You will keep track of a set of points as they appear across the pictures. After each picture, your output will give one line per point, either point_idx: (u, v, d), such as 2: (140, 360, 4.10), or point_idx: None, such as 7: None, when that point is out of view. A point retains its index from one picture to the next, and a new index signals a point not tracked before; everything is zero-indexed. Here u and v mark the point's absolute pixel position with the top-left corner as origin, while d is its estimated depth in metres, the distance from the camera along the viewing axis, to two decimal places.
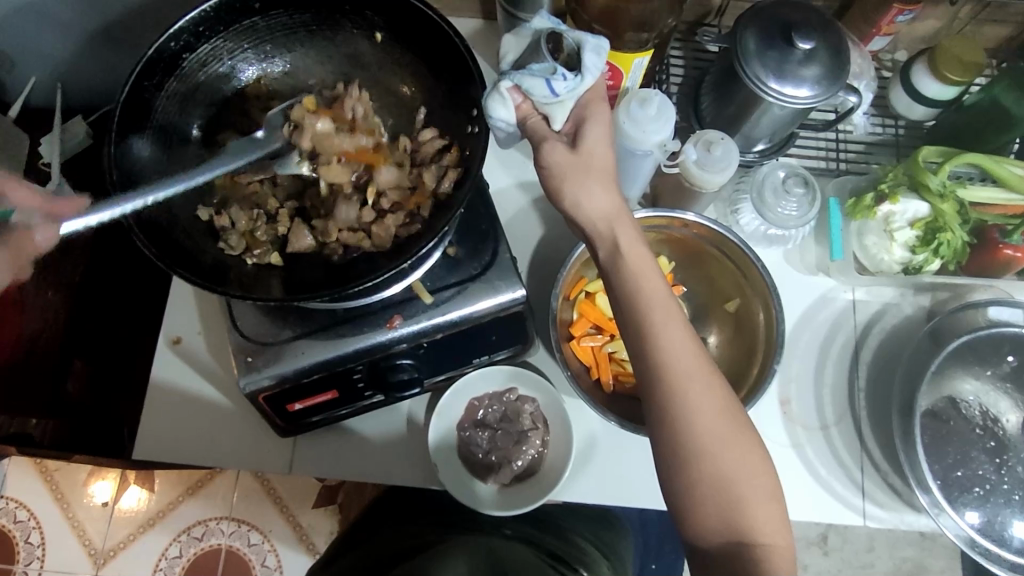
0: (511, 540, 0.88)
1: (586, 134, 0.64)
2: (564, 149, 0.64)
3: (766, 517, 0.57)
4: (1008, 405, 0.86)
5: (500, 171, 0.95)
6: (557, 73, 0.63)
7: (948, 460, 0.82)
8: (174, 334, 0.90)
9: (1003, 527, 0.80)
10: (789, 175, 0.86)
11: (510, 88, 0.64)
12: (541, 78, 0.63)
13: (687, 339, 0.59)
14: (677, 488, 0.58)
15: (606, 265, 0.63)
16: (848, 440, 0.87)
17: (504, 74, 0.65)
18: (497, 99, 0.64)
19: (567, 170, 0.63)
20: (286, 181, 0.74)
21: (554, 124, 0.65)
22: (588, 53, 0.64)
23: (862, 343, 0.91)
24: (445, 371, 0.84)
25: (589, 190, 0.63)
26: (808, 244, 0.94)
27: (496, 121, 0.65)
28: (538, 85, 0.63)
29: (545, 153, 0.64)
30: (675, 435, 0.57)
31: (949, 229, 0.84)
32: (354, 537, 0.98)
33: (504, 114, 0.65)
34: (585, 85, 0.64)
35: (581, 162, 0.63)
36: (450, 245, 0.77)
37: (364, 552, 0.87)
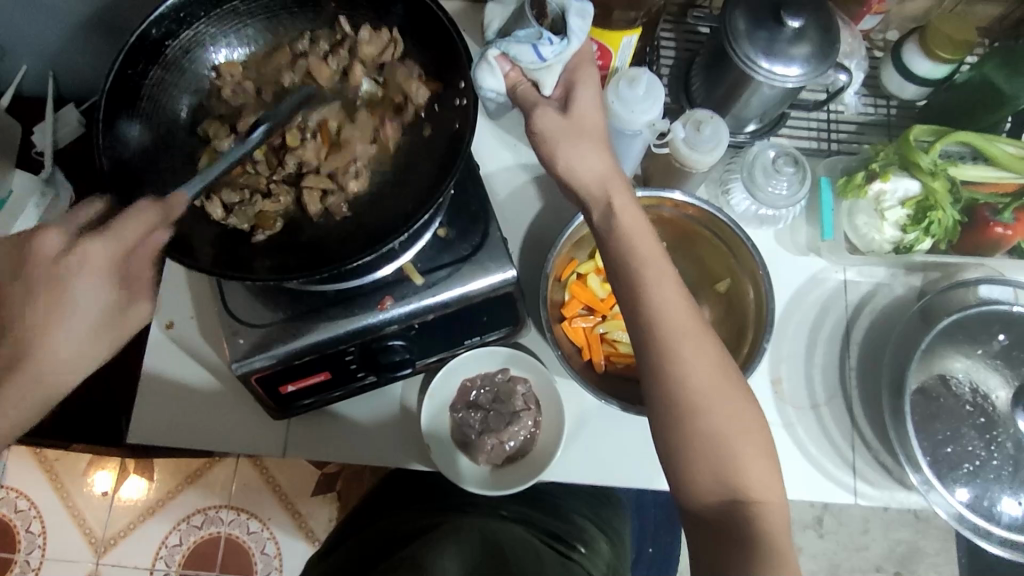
0: (507, 521, 0.89)
1: (579, 101, 0.65)
2: (555, 114, 0.64)
3: (757, 473, 0.57)
4: (997, 382, 0.86)
5: (491, 153, 0.95)
6: (543, 38, 0.63)
7: (938, 437, 0.83)
8: (165, 319, 0.90)
9: (992, 504, 0.80)
10: (779, 154, 0.86)
11: (497, 57, 0.66)
12: (527, 43, 0.63)
13: (681, 302, 0.60)
14: (670, 437, 0.58)
15: (600, 228, 0.63)
16: (838, 419, 0.87)
17: (491, 43, 0.67)
18: (485, 69, 0.66)
19: (560, 134, 0.63)
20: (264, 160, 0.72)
21: (544, 90, 0.65)
22: (573, 17, 0.64)
23: (853, 323, 0.91)
24: (437, 351, 0.84)
25: (582, 157, 0.63)
26: (799, 224, 0.94)
27: (486, 90, 0.67)
28: (525, 51, 0.63)
29: (536, 119, 0.64)
30: (669, 398, 0.58)
31: (940, 207, 0.84)
32: (353, 524, 0.98)
33: (493, 84, 0.66)
34: (571, 50, 0.64)
35: (574, 126, 0.63)
36: (440, 226, 0.77)
37: (360, 541, 0.85)
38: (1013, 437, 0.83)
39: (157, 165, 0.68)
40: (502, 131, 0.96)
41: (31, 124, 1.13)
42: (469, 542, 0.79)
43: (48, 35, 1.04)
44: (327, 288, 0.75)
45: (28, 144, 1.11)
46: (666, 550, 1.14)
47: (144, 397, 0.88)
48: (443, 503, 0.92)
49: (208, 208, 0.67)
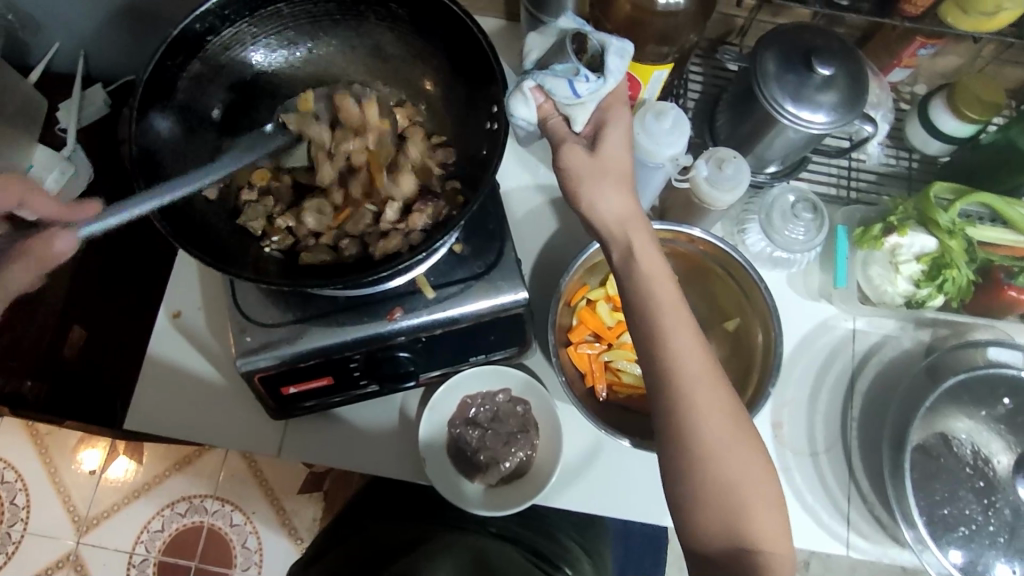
0: (495, 538, 0.89)
1: (608, 135, 0.64)
2: (582, 152, 0.64)
3: (767, 522, 0.56)
4: (999, 447, 0.86)
5: (512, 171, 0.95)
6: (580, 74, 0.63)
7: (936, 497, 0.82)
8: (173, 307, 0.91)
9: (986, 569, 0.80)
10: (799, 199, 0.86)
11: (532, 88, 0.65)
12: (564, 77, 0.63)
13: (694, 344, 0.59)
14: (676, 476, 0.58)
15: (617, 266, 0.63)
16: (836, 468, 0.87)
17: (527, 74, 0.66)
18: (519, 99, 0.65)
19: (584, 174, 0.63)
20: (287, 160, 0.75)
21: (575, 126, 0.65)
22: (612, 56, 0.64)
23: (859, 373, 0.90)
24: (440, 366, 0.83)
25: (605, 193, 0.63)
26: (813, 268, 0.94)
27: (516, 119, 0.66)
28: (561, 85, 0.63)
29: (562, 155, 0.64)
30: (679, 436, 0.57)
31: (955, 265, 0.84)
32: (338, 531, 0.97)
33: (525, 114, 0.65)
34: (605, 90, 0.64)
35: (598, 167, 0.63)
36: (456, 242, 0.78)
37: (345, 550, 0.84)
38: (1012, 504, 0.82)
39: (183, 156, 0.69)
40: (525, 151, 0.96)
41: (56, 100, 1.13)
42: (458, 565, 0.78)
43: (84, 16, 1.04)
44: (338, 294, 0.75)
45: (51, 120, 1.11)
46: None
47: (144, 382, 0.88)
48: (431, 517, 0.92)
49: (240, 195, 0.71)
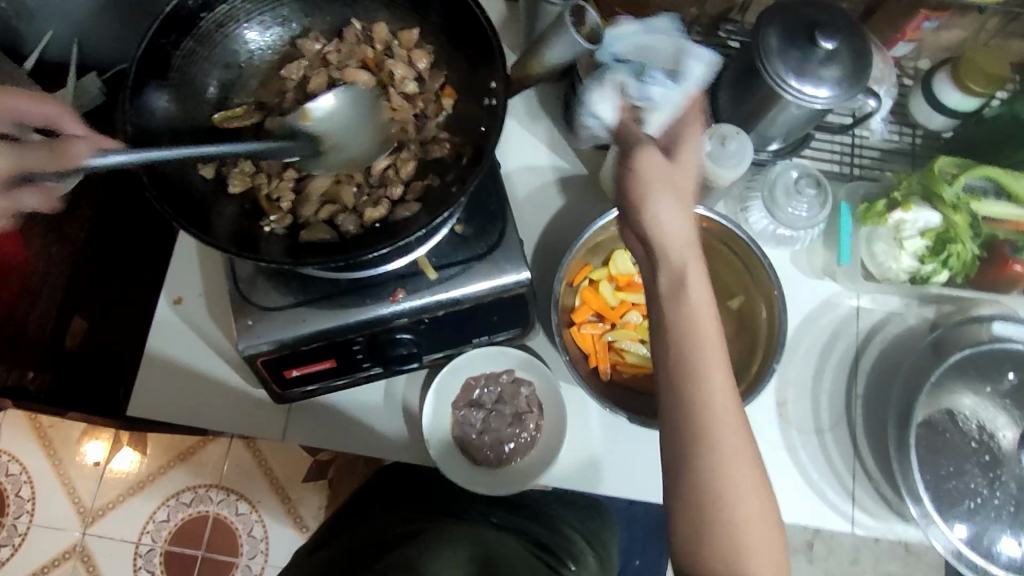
0: (495, 529, 0.86)
1: (680, 149, 0.63)
2: (660, 159, 0.61)
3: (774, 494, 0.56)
4: (1005, 421, 0.85)
5: (511, 152, 0.94)
6: (655, 81, 0.73)
7: (942, 471, 0.82)
8: (174, 294, 0.90)
9: (991, 543, 0.80)
10: (802, 175, 0.85)
11: (613, 86, 0.76)
12: (635, 85, 0.74)
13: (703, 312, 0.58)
14: None
15: (624, 238, 0.63)
16: (841, 445, 0.87)
17: (609, 72, 0.77)
18: (600, 96, 0.77)
19: (656, 179, 0.59)
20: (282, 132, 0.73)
21: (648, 127, 0.69)
22: (693, 62, 0.78)
23: (863, 350, 0.90)
24: (443, 348, 0.83)
25: (665, 203, 0.58)
26: (817, 246, 0.93)
27: (596, 112, 0.78)
28: (636, 89, 0.74)
29: (638, 158, 0.61)
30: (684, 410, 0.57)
31: (960, 241, 0.84)
32: (342, 518, 0.97)
33: (604, 109, 0.77)
34: (677, 95, 0.72)
35: (672, 175, 0.60)
36: (457, 222, 0.77)
37: (341, 546, 0.82)
38: (1017, 478, 0.82)
39: (179, 133, 0.69)
40: (526, 131, 0.95)
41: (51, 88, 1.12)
42: (461, 550, 0.76)
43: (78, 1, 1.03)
44: (339, 276, 0.74)
45: None
46: (654, 566, 1.13)
47: (145, 370, 0.87)
48: (432, 509, 0.89)
49: (234, 172, 0.70)
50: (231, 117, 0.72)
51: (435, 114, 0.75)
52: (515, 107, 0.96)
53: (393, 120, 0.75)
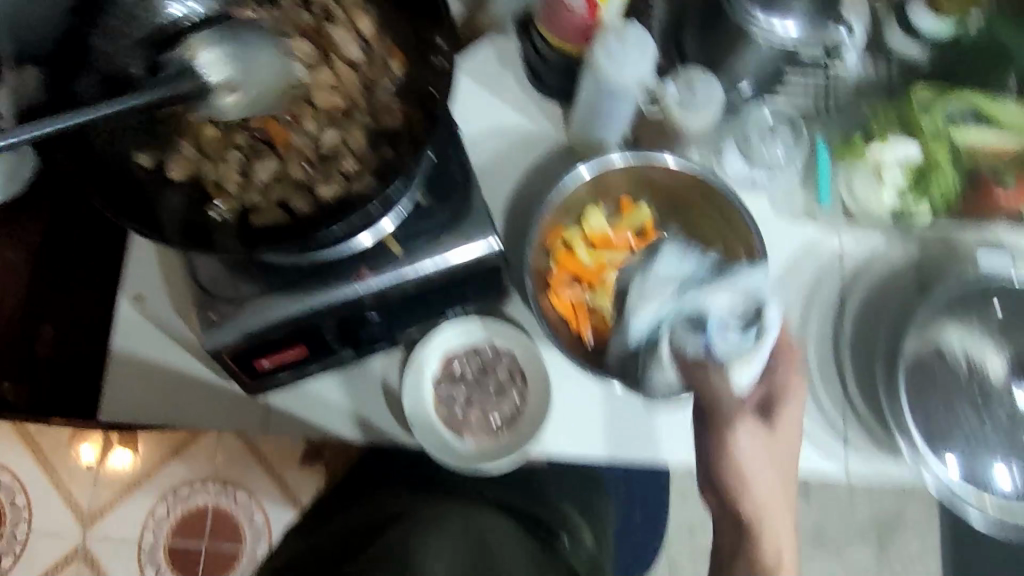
0: (492, 509, 0.85)
1: (780, 417, 0.78)
2: (758, 440, 0.76)
3: None
4: (992, 353, 0.83)
5: (473, 114, 0.90)
6: (736, 333, 0.75)
7: (933, 409, 0.81)
8: (133, 291, 0.86)
9: (984, 475, 0.80)
10: (773, 116, 0.84)
11: (672, 348, 0.76)
12: (700, 331, 0.75)
13: None
14: None
15: None
16: (831, 390, 0.86)
17: (660, 336, 0.77)
18: (659, 365, 0.76)
19: (756, 456, 0.76)
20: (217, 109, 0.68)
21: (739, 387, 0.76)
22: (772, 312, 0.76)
23: (850, 292, 0.87)
24: (417, 325, 0.80)
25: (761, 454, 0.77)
26: (796, 189, 0.88)
27: (659, 384, 0.77)
28: (711, 344, 0.75)
29: (746, 444, 0.76)
30: None
31: (941, 170, 0.84)
32: (331, 501, 0.94)
33: (664, 376, 0.76)
34: (759, 349, 0.75)
35: (774, 442, 0.77)
36: (419, 192, 0.73)
37: (332, 530, 0.79)
38: (1007, 409, 0.82)
39: (114, 123, 0.67)
40: (487, 90, 0.90)
41: None
42: (455, 535, 0.74)
43: None
44: (300, 259, 0.70)
45: None
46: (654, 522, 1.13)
47: (114, 370, 0.84)
48: (426, 490, 0.87)
49: (172, 159, 0.67)
50: (166, 99, 0.68)
51: (384, 78, 0.70)
52: (474, 67, 0.91)
53: (339, 88, 0.70)
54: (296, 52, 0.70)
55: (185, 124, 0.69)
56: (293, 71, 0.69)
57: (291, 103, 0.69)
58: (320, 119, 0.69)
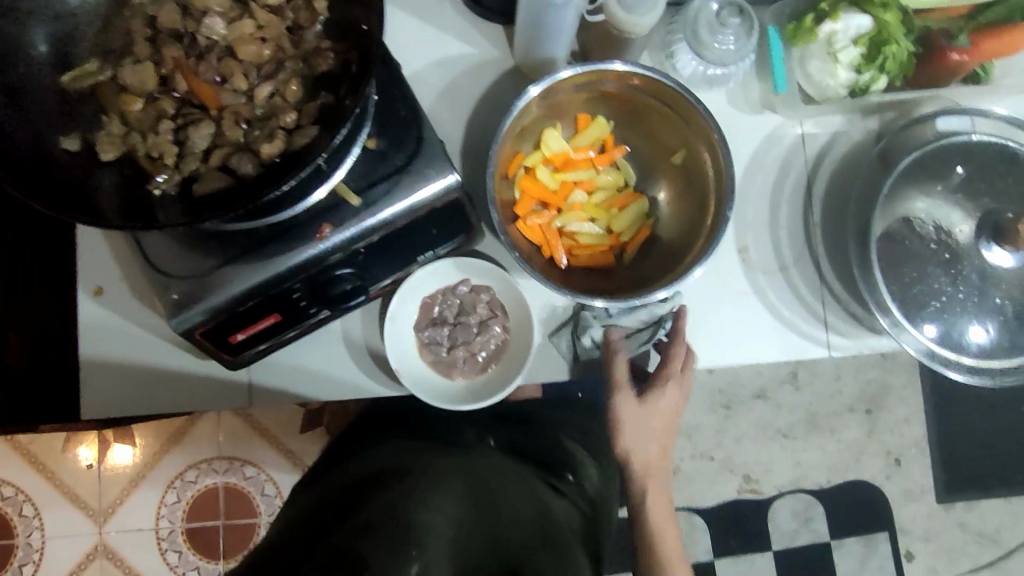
0: (494, 452, 0.85)
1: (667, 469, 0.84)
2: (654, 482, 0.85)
3: None
4: (959, 216, 0.84)
5: (413, 49, 0.86)
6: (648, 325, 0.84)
7: (906, 279, 0.82)
8: (92, 285, 0.83)
9: (961, 336, 0.82)
10: (723, 5, 0.78)
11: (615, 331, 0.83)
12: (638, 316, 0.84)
13: None
14: None
15: None
16: (807, 277, 0.87)
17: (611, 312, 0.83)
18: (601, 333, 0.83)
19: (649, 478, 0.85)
20: (143, 80, 0.65)
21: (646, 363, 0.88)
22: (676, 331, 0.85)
23: (814, 177, 0.88)
24: (390, 274, 0.79)
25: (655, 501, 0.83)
26: (751, 80, 0.88)
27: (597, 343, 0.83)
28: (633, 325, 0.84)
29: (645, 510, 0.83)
30: None
31: (893, 40, 0.80)
32: (331, 457, 0.93)
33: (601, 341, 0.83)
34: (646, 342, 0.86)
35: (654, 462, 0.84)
36: (368, 137, 0.70)
37: (332, 486, 0.79)
38: (978, 268, 0.83)
39: (27, 109, 0.62)
40: (423, 21, 0.86)
41: None
42: (457, 486, 0.73)
43: None
44: (256, 225, 0.68)
45: None
46: None
47: (87, 370, 0.82)
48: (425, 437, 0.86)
49: (101, 138, 0.63)
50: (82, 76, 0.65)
51: (310, 21, 0.66)
52: None
53: (264, 38, 0.66)
54: (212, 6, 0.65)
55: (109, 99, 0.65)
56: (213, 27, 0.65)
57: (217, 61, 0.65)
58: (251, 74, 0.65)
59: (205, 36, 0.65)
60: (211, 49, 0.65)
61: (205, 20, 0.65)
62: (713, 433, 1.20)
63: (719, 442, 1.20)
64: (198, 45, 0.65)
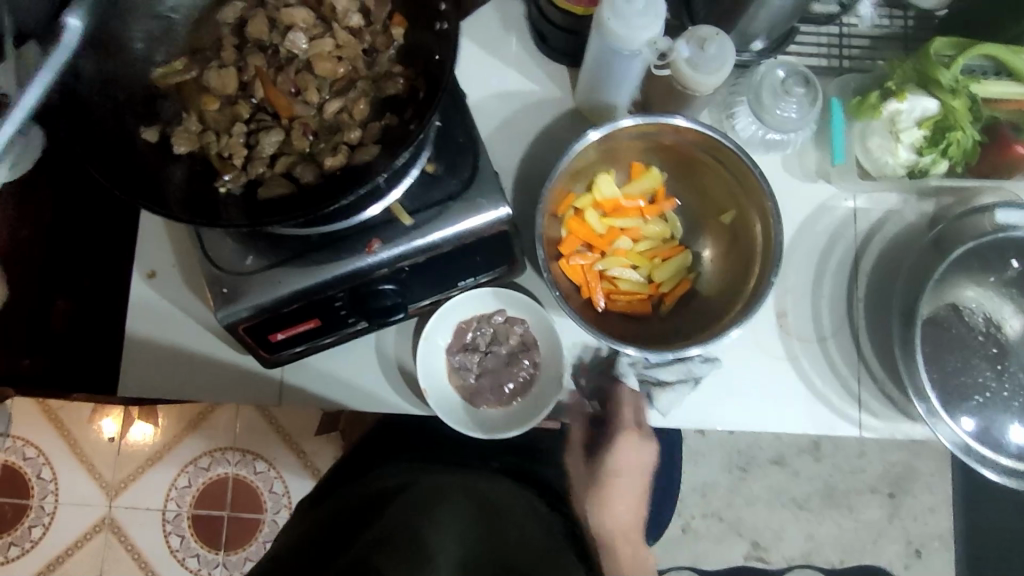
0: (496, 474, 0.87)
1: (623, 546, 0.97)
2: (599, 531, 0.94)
3: None
4: (1011, 311, 0.83)
5: (479, 80, 0.88)
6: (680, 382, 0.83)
7: (948, 368, 0.81)
8: (147, 267, 0.87)
9: (1000, 434, 0.79)
10: (789, 73, 0.80)
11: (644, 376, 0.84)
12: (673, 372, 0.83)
13: None
14: None
15: None
16: (844, 352, 0.86)
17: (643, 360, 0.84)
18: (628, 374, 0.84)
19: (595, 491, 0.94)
20: (223, 84, 0.68)
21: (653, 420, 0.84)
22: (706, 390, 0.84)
23: (862, 252, 0.87)
24: (430, 295, 0.80)
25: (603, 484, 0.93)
26: (808, 148, 0.88)
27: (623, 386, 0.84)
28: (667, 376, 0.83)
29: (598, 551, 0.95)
30: None
31: (960, 126, 0.79)
32: (333, 484, 0.94)
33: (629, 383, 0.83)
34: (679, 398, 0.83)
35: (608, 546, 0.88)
36: (426, 161, 0.72)
37: (339, 504, 0.81)
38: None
39: (115, 98, 0.66)
40: (492, 55, 0.89)
41: None
42: (465, 507, 0.75)
43: None
44: (310, 232, 0.70)
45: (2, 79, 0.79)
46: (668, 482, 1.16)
47: (130, 348, 0.85)
48: (428, 458, 0.88)
49: (179, 133, 0.66)
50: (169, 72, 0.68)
51: (386, 45, 0.69)
52: (476, 30, 0.89)
53: (341, 57, 0.69)
54: (297, 22, 0.69)
55: (191, 97, 0.69)
56: (295, 41, 0.68)
57: (295, 74, 0.68)
58: (325, 89, 0.68)
59: (287, 50, 0.68)
60: (291, 63, 0.68)
61: (289, 34, 0.68)
62: (726, 493, 1.18)
63: (731, 504, 1.18)
64: (280, 57, 0.69)
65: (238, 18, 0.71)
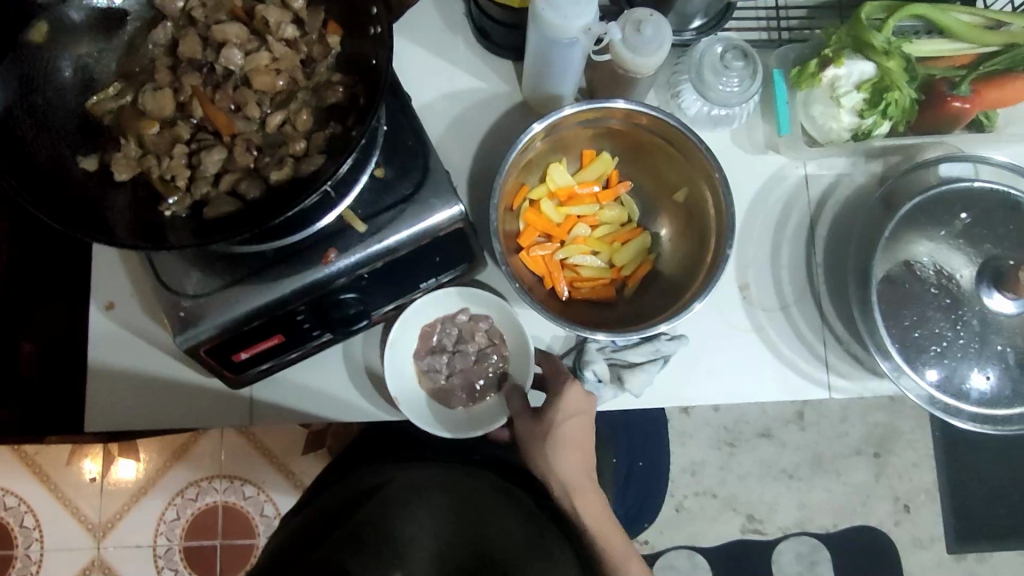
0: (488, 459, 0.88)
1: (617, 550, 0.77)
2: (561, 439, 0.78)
3: None
4: (961, 261, 0.85)
5: (426, 82, 0.88)
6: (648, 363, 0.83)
7: (906, 322, 0.82)
8: (105, 300, 0.85)
9: (962, 382, 0.81)
10: (727, 48, 0.81)
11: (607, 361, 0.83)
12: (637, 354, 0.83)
13: None
14: None
15: None
16: (808, 316, 0.87)
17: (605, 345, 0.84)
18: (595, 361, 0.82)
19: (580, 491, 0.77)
20: (160, 106, 0.67)
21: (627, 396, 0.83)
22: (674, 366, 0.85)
23: (817, 217, 0.89)
24: (393, 299, 0.80)
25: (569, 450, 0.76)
26: (755, 121, 0.90)
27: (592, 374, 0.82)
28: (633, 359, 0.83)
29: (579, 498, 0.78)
30: None
31: (896, 87, 0.80)
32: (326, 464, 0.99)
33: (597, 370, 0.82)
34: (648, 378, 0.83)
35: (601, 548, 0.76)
36: (376, 166, 0.72)
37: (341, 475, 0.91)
38: (979, 315, 0.83)
39: (48, 129, 0.64)
40: (437, 56, 0.89)
41: None
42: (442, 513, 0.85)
43: None
44: (264, 248, 0.70)
45: None
46: (656, 464, 1.17)
47: (95, 383, 0.84)
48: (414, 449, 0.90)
49: (116, 159, 0.65)
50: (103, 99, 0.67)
51: (323, 54, 0.69)
52: (418, 32, 0.89)
53: (277, 69, 0.68)
54: (230, 38, 0.68)
55: (127, 122, 0.68)
56: (230, 57, 0.67)
57: (232, 90, 0.67)
58: (264, 103, 0.68)
59: (222, 66, 0.68)
60: (227, 79, 0.68)
61: (223, 51, 0.67)
62: (716, 470, 1.18)
63: (722, 480, 1.18)
64: (215, 74, 0.68)
65: (169, 38, 0.70)
